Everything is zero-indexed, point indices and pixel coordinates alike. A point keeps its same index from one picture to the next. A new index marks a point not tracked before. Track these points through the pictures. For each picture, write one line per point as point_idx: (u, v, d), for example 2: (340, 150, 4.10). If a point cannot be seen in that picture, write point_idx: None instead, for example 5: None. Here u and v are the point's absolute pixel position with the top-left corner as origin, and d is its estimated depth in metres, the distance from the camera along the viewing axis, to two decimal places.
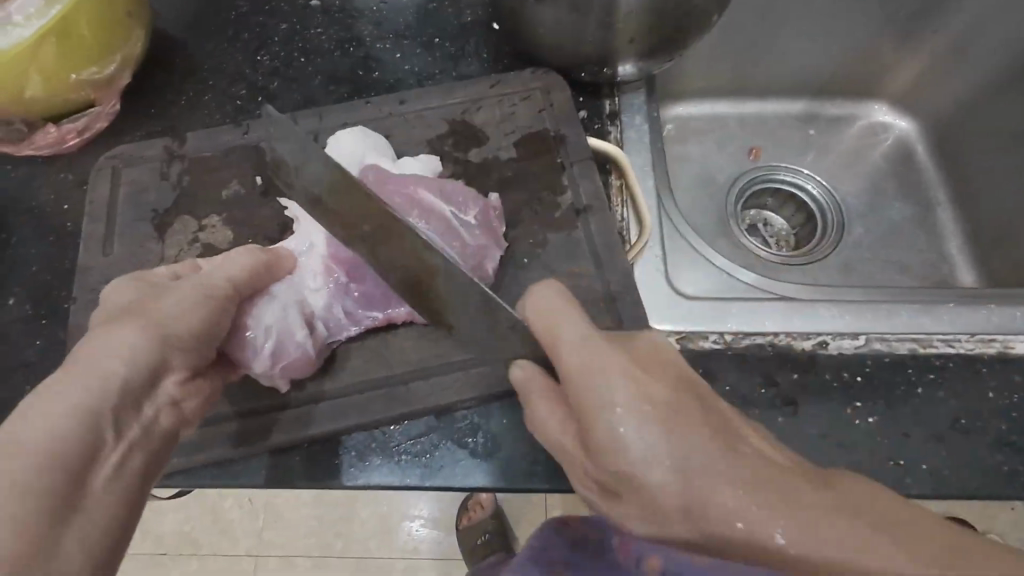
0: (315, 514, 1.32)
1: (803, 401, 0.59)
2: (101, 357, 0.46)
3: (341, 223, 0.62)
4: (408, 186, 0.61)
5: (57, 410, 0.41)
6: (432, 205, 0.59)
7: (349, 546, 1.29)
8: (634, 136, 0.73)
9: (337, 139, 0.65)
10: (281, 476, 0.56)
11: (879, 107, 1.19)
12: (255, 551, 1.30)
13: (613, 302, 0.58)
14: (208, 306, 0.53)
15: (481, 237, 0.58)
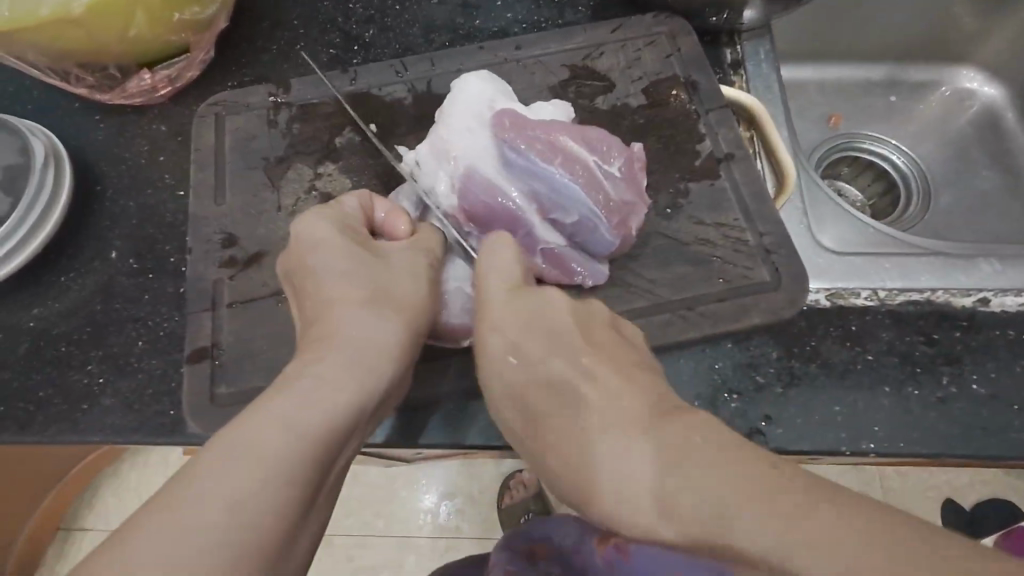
0: (355, 493, 1.27)
1: (967, 361, 0.55)
2: (352, 345, 0.45)
3: (473, 171, 0.57)
4: (548, 133, 0.56)
5: (321, 399, 0.40)
6: (576, 154, 0.55)
7: (392, 526, 1.25)
8: (759, 85, 0.69)
9: (464, 81, 0.59)
10: (415, 436, 0.52)
11: (968, 72, 1.13)
12: None
13: (768, 254, 0.55)
14: (425, 298, 0.51)
15: (626, 190, 0.55)
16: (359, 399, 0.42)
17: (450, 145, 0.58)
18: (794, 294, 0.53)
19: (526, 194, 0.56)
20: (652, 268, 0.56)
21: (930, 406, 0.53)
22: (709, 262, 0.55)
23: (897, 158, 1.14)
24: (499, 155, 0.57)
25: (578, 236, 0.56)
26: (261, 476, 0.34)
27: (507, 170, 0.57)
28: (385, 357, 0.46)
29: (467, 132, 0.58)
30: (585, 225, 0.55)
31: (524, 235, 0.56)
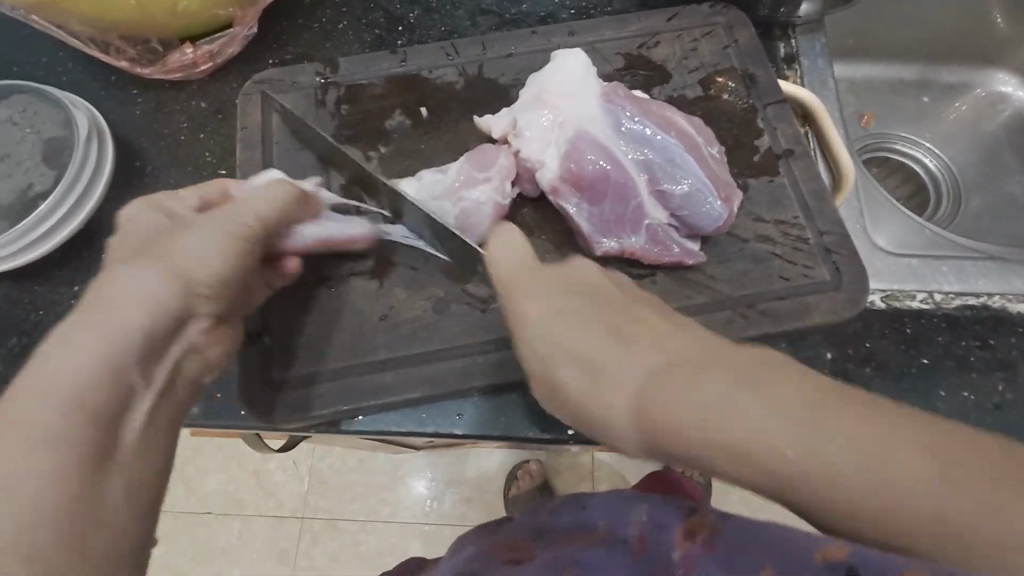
0: (365, 478, 1.28)
1: (1021, 366, 0.54)
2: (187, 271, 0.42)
3: (583, 136, 0.53)
4: (661, 111, 0.53)
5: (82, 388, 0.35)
6: (687, 132, 0.52)
7: (399, 512, 1.26)
8: (813, 79, 0.68)
9: (567, 53, 0.55)
10: (468, 426, 0.51)
11: (1001, 76, 1.13)
12: (301, 513, 1.25)
13: (829, 253, 0.54)
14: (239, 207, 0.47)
15: (726, 171, 0.52)
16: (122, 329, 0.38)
17: (558, 108, 0.54)
18: (855, 295, 0.52)
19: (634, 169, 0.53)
20: (712, 263, 0.54)
21: (983, 410, 0.53)
22: (769, 260, 0.54)
23: (928, 161, 1.14)
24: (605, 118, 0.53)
25: (685, 211, 0.51)
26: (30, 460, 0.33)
27: (620, 139, 0.53)
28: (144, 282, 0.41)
29: (573, 91, 0.54)
30: (693, 197, 0.51)
31: (632, 204, 0.52)
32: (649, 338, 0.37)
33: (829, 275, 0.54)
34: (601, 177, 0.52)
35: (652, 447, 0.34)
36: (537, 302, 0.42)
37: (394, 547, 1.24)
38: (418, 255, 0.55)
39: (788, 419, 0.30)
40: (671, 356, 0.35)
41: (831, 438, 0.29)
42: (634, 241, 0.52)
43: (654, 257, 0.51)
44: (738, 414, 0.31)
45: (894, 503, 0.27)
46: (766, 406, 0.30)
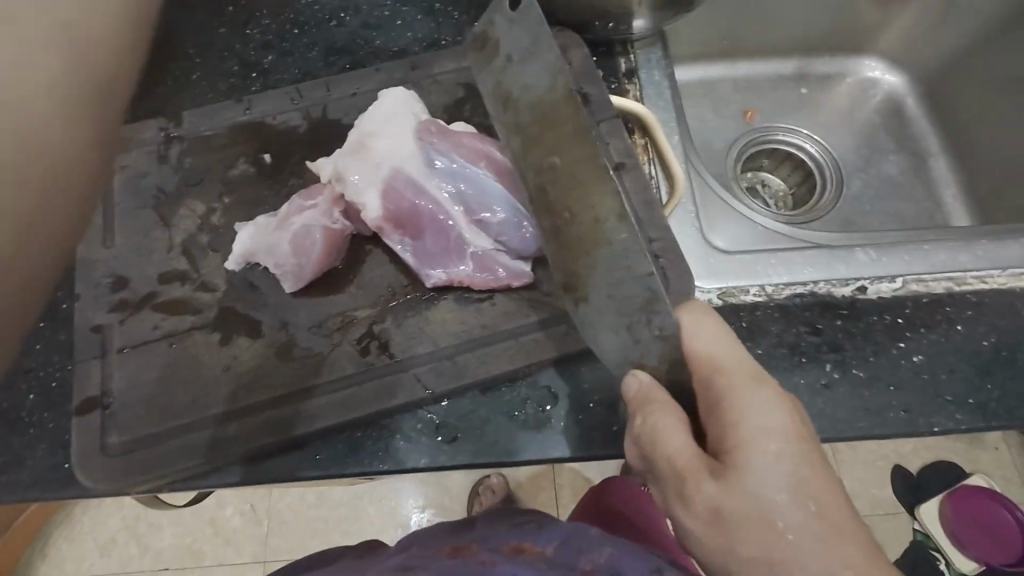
0: (306, 516, 1.26)
1: (848, 347, 0.58)
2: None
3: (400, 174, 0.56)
4: (473, 144, 0.57)
5: None
6: (497, 160, 0.56)
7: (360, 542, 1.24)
8: (653, 90, 0.71)
9: (384, 96, 0.58)
10: (317, 467, 0.50)
11: (868, 62, 1.19)
12: (264, 557, 1.23)
13: (657, 259, 0.57)
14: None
15: None
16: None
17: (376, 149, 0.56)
18: (681, 298, 0.55)
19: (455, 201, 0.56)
20: (548, 280, 0.56)
21: (814, 392, 0.56)
22: None
23: (811, 148, 1.19)
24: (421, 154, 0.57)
25: (503, 235, 0.54)
26: None
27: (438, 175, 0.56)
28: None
29: (390, 133, 0.57)
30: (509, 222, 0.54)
31: (455, 235, 0.56)
32: (735, 416, 0.43)
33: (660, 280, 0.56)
34: (422, 211, 0.55)
35: (711, 519, 0.41)
36: (706, 341, 0.47)
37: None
38: (264, 302, 0.55)
39: (814, 541, 0.40)
40: (771, 432, 0.42)
41: (849, 560, 0.39)
42: (460, 270, 0.54)
43: (480, 283, 0.54)
44: (768, 499, 0.40)
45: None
46: (796, 497, 0.40)
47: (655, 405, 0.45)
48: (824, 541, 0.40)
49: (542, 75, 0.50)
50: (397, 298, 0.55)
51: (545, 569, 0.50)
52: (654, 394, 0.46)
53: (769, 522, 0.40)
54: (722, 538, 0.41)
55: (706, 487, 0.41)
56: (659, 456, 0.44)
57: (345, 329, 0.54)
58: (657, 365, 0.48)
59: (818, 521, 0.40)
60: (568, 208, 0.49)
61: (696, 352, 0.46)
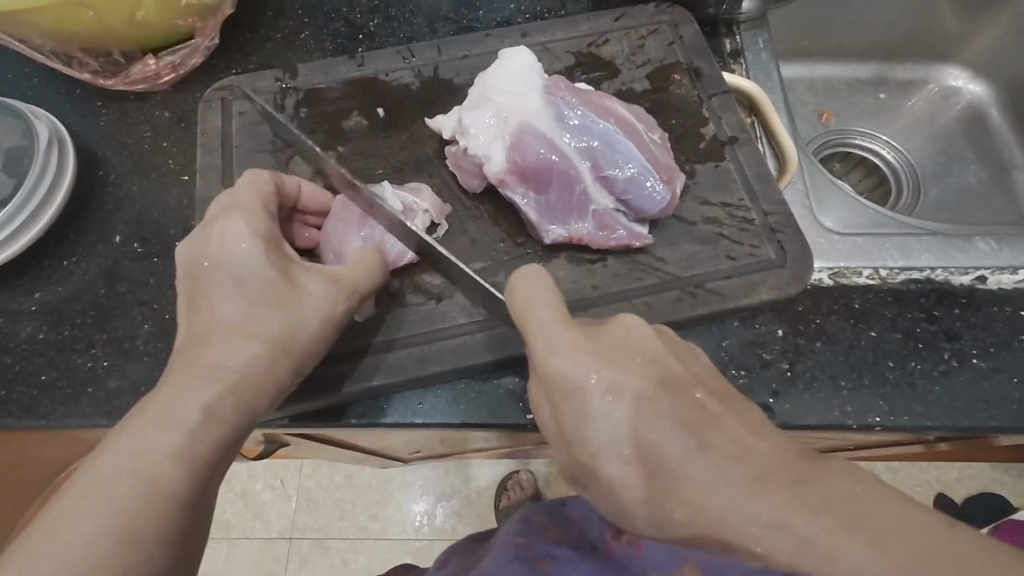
0: (350, 492, 1.26)
1: (966, 337, 0.56)
2: (215, 364, 0.43)
3: (526, 128, 0.54)
4: (601, 99, 0.55)
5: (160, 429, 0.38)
6: (626, 117, 0.54)
7: (386, 527, 1.24)
8: (759, 72, 0.71)
9: (509, 49, 0.57)
10: (427, 418, 0.51)
11: (952, 71, 1.18)
12: (288, 533, 1.24)
13: (774, 233, 0.56)
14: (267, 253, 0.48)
15: (669, 155, 0.54)
16: (208, 443, 0.40)
17: (503, 103, 0.55)
18: (800, 271, 0.54)
19: (581, 157, 0.55)
20: (661, 246, 0.55)
21: (931, 379, 0.54)
22: (717, 241, 0.55)
23: (888, 154, 1.17)
24: (549, 106, 0.55)
25: (630, 194, 0.52)
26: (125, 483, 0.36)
27: (564, 129, 0.54)
28: (111, 513, 0.35)
29: (517, 85, 0.55)
30: (636, 181, 0.52)
31: (579, 191, 0.54)
32: (569, 386, 0.42)
33: (776, 254, 0.55)
34: (549, 167, 0.54)
35: (645, 485, 0.39)
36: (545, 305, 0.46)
37: (381, 562, 1.22)
38: None
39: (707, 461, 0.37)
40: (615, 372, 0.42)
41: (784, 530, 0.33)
42: (582, 227, 0.53)
43: (604, 242, 0.53)
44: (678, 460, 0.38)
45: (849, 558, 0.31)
46: (654, 431, 0.39)
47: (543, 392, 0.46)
48: (741, 491, 0.36)
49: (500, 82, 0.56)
50: (510, 254, 0.55)
51: None
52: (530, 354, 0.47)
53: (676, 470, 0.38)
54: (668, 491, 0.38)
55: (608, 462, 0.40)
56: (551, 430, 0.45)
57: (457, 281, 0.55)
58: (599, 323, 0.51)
59: (729, 469, 0.37)
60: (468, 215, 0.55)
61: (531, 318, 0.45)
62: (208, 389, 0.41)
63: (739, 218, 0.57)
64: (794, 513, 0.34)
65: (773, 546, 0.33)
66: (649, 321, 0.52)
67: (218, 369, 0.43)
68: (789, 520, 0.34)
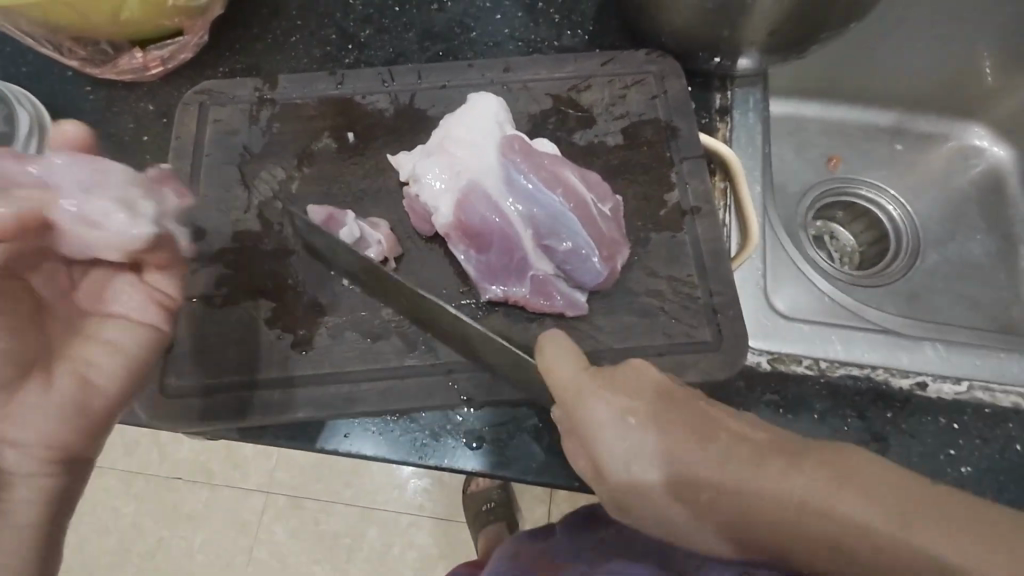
0: (324, 463, 1.32)
1: (894, 442, 0.55)
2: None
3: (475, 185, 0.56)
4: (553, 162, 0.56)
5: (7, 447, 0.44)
6: (575, 185, 0.55)
7: (356, 495, 1.29)
8: (743, 133, 0.69)
9: (474, 101, 0.58)
10: (348, 449, 0.52)
11: (978, 130, 1.13)
12: (266, 488, 1.30)
13: (713, 314, 0.55)
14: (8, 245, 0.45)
15: (615, 229, 0.54)
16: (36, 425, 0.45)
17: (458, 157, 0.56)
18: (732, 357, 0.54)
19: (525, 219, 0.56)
20: (599, 314, 0.56)
21: None
22: (656, 315, 0.56)
23: (894, 211, 1.14)
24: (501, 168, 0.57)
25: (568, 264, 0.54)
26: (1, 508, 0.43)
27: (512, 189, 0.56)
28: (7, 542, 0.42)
29: (475, 139, 0.56)
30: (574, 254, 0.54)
31: (519, 255, 0.55)
32: (608, 415, 0.44)
33: (713, 336, 0.55)
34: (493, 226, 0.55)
35: (677, 492, 0.42)
36: (558, 370, 0.47)
37: (346, 530, 1.27)
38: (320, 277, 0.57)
39: (758, 484, 0.39)
40: (623, 425, 0.43)
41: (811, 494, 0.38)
42: (518, 291, 0.54)
43: (538, 308, 0.54)
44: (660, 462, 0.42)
45: (860, 505, 0.36)
46: (690, 432, 0.42)
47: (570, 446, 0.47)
48: (794, 490, 0.38)
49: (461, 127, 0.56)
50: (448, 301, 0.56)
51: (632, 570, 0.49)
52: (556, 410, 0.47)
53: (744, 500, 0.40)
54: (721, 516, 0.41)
55: (600, 438, 0.43)
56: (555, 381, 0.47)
57: (394, 323, 0.56)
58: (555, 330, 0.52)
59: (750, 453, 0.41)
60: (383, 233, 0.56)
61: (558, 376, 0.46)
62: (65, 368, 0.47)
63: (683, 294, 0.56)
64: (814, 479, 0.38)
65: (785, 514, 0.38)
66: None
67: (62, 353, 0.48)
68: (809, 493, 0.38)
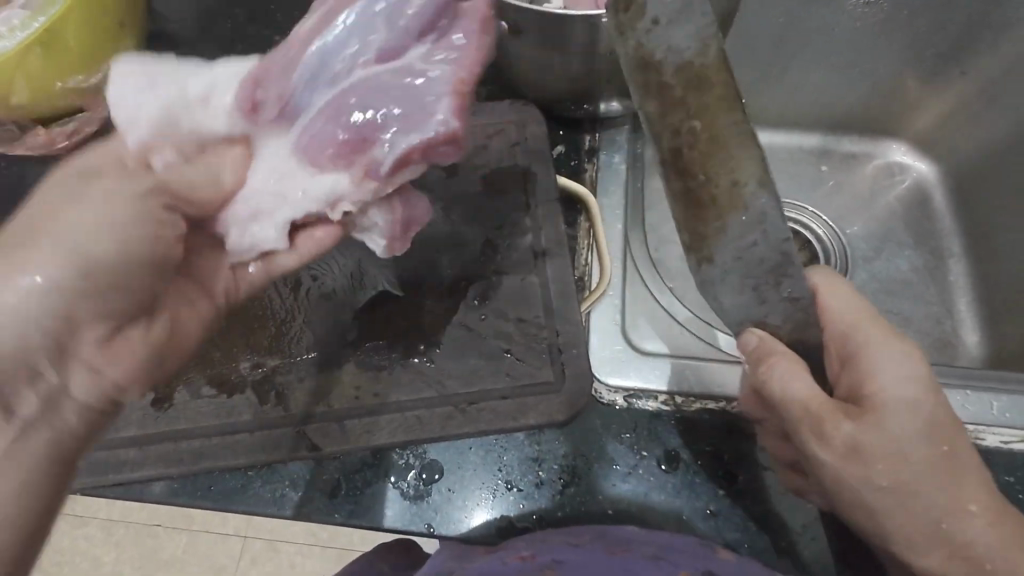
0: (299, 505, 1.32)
1: (744, 476, 0.55)
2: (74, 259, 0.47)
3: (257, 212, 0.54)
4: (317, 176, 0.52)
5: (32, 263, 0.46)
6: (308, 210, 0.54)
7: (333, 537, 1.28)
8: (609, 174, 0.71)
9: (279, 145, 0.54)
10: (214, 501, 0.55)
11: (897, 147, 1.06)
12: (242, 532, 1.30)
13: (557, 354, 0.57)
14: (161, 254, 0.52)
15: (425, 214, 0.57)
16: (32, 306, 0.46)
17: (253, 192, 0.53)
18: (573, 397, 0.55)
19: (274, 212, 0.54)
20: (448, 358, 0.58)
21: (699, 513, 0.54)
22: (502, 358, 0.58)
23: (817, 228, 1.03)
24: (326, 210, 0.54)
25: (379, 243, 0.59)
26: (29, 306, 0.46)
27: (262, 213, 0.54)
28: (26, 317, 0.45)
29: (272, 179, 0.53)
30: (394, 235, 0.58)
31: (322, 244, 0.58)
32: (914, 406, 0.48)
33: (556, 374, 0.57)
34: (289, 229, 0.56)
35: (849, 454, 0.48)
36: (837, 300, 0.53)
37: (324, 569, 1.27)
38: None
39: (933, 483, 0.47)
40: (897, 376, 0.49)
41: (1010, 539, 0.46)
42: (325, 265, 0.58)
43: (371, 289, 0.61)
44: (906, 444, 0.47)
45: (972, 530, 0.46)
46: (922, 431, 0.47)
47: (789, 359, 0.50)
48: (958, 493, 0.47)
49: (687, 38, 0.40)
50: (308, 352, 0.59)
51: (596, 558, 0.49)
52: (783, 368, 0.50)
53: (900, 457, 0.47)
54: (856, 468, 0.48)
55: (891, 420, 0.47)
56: (788, 396, 0.50)
57: (253, 377, 0.59)
58: (772, 323, 0.52)
59: (952, 465, 0.47)
60: (706, 173, 0.44)
61: (832, 314, 0.53)
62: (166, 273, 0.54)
63: (531, 336, 0.58)
64: (991, 519, 0.46)
65: (970, 531, 0.46)
66: (416, 433, 0.55)
67: (81, 254, 0.47)
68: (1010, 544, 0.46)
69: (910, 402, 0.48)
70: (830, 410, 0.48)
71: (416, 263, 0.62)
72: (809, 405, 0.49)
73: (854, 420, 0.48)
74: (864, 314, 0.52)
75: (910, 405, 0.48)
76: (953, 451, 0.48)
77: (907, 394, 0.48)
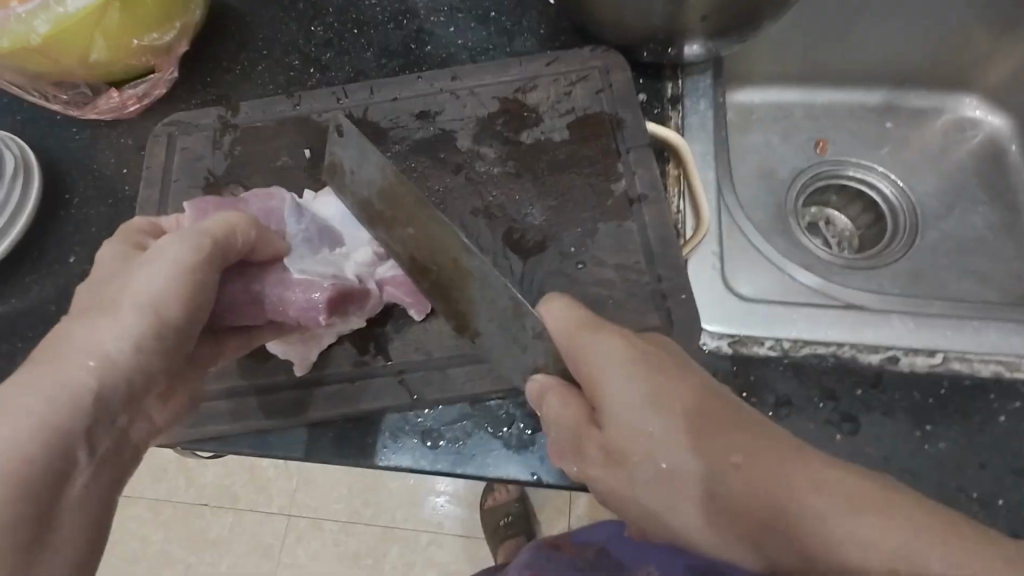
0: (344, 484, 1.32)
1: (863, 419, 0.54)
2: (93, 341, 0.47)
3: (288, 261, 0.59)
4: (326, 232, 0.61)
5: (44, 409, 0.43)
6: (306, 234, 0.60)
7: (376, 515, 1.28)
8: (695, 120, 0.68)
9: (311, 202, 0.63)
10: (309, 451, 0.54)
11: (969, 100, 1.01)
12: (289, 511, 1.30)
13: (664, 299, 0.55)
14: (112, 338, 0.48)
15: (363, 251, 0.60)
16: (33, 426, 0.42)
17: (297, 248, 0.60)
18: (682, 342, 0.53)
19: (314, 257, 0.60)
20: None
21: None
22: (604, 304, 0.56)
23: (885, 188, 1.01)
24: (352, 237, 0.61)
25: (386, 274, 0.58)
26: (42, 424, 0.43)
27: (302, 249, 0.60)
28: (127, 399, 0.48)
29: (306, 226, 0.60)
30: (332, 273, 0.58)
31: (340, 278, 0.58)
32: (690, 431, 0.43)
33: (665, 320, 0.54)
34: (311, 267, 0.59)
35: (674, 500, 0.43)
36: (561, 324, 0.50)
37: (371, 547, 1.27)
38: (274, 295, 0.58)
39: (747, 493, 0.40)
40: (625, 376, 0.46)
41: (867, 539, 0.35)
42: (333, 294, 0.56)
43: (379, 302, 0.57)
44: (709, 473, 0.41)
45: (828, 547, 0.36)
46: (711, 456, 0.42)
47: (562, 394, 0.49)
48: (792, 487, 0.38)
49: None
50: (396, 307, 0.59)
51: None
52: (554, 427, 0.48)
53: (711, 488, 0.41)
54: (680, 513, 0.43)
55: (687, 454, 0.43)
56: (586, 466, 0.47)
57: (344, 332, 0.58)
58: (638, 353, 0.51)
59: (771, 470, 0.39)
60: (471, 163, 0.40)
61: (562, 349, 0.50)
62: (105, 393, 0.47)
63: (631, 281, 0.57)
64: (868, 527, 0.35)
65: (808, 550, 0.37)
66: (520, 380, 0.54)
67: (39, 404, 0.43)
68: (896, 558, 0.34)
69: (671, 419, 0.44)
70: (629, 456, 0.45)
71: (506, 213, 0.60)
72: (605, 460, 0.46)
73: (639, 467, 0.44)
74: (564, 331, 0.49)
75: (663, 425, 0.44)
76: (766, 459, 0.40)
77: (649, 420, 0.45)
